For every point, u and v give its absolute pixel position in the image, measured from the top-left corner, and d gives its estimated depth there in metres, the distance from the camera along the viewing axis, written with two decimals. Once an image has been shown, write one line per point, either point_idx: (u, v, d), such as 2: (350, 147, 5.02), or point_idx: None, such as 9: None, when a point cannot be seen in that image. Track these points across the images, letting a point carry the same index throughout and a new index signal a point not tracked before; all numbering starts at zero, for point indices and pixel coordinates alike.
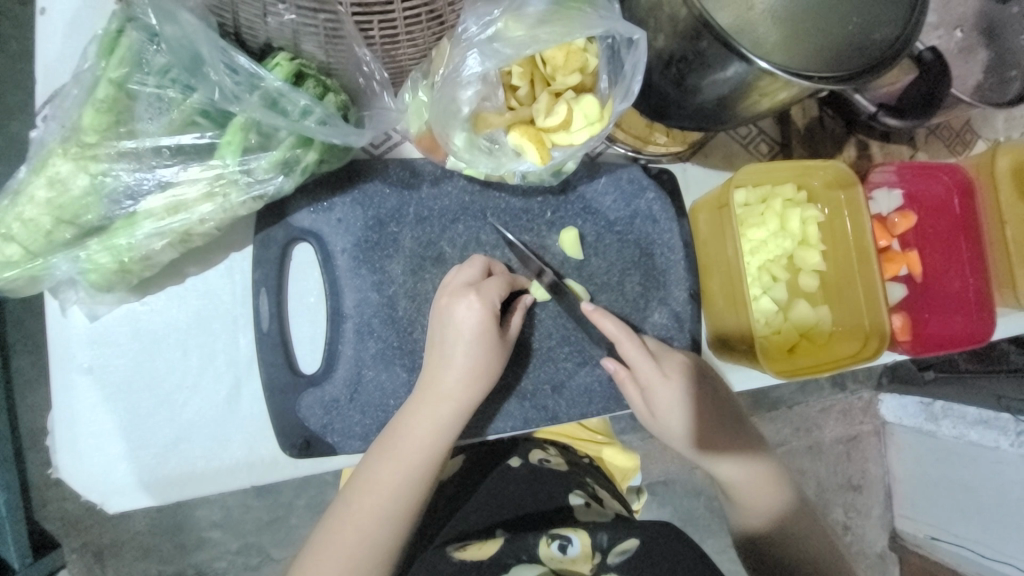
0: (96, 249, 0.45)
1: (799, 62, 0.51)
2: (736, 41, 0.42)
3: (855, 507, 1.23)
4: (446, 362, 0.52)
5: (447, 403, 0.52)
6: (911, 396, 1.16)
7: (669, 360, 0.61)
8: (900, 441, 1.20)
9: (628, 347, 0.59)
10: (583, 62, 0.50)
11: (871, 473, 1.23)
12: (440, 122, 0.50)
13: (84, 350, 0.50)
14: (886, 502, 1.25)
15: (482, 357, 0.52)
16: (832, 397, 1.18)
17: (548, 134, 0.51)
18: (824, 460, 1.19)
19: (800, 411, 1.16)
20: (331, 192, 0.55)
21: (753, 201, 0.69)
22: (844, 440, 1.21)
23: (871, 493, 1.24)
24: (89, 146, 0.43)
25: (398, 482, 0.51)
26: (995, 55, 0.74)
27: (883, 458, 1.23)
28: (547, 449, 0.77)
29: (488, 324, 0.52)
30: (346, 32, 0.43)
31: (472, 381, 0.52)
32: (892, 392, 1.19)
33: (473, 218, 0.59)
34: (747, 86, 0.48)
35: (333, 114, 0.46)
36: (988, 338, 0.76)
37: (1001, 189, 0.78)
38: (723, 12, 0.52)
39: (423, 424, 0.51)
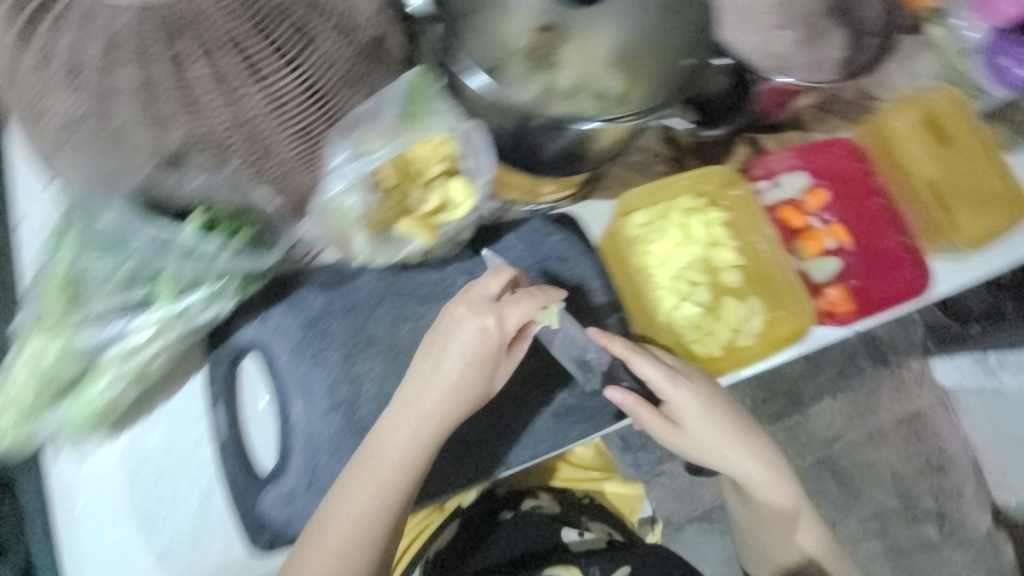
0: (72, 404, 0.54)
1: (641, 98, 0.59)
2: (565, 123, 0.58)
3: (943, 490, 1.33)
4: (429, 381, 0.58)
5: (443, 411, 0.58)
6: (964, 356, 1.26)
7: (695, 373, 0.69)
8: (966, 406, 1.31)
9: (643, 365, 0.65)
10: (447, 151, 0.59)
11: (948, 450, 1.33)
12: (341, 230, 0.59)
13: (79, 489, 0.59)
14: (976, 478, 1.32)
15: (461, 376, 0.58)
16: (873, 376, 1.32)
17: (433, 216, 0.60)
18: (887, 446, 1.33)
19: (846, 398, 1.32)
20: (265, 307, 0.63)
21: (651, 219, 0.75)
22: (908, 419, 1.33)
23: (957, 471, 1.33)
24: (58, 321, 0.53)
25: (387, 483, 0.57)
26: (845, 30, 0.78)
27: (959, 429, 1.34)
28: (540, 496, 0.88)
29: (488, 344, 0.58)
30: (246, 175, 0.55)
31: (451, 399, 0.58)
32: (942, 355, 1.32)
33: (393, 298, 0.67)
34: (583, 138, 0.61)
35: (243, 247, 0.56)
36: (927, 290, 0.77)
37: (909, 140, 0.83)
38: (568, 71, 0.59)
39: (419, 430, 0.57)
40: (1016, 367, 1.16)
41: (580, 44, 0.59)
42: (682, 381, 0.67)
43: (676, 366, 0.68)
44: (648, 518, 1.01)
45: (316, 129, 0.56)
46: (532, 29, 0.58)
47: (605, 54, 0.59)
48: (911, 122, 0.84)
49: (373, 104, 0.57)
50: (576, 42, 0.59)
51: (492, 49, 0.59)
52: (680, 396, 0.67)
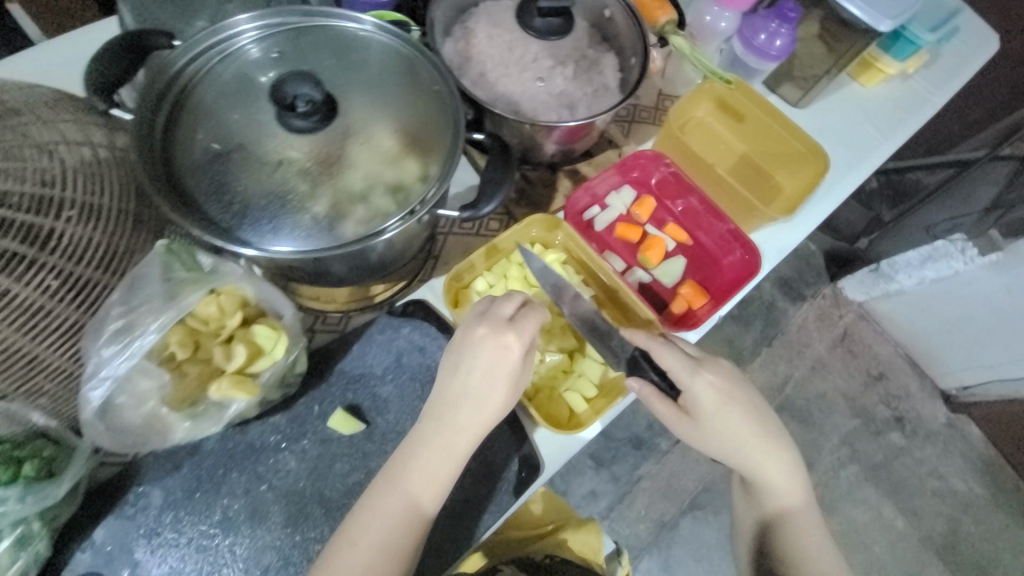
0: None
1: (426, 182, 0.61)
2: (362, 244, 0.57)
3: (892, 394, 1.50)
4: (412, 448, 0.59)
5: (435, 455, 0.59)
6: (858, 270, 1.46)
7: (716, 368, 0.68)
8: (882, 313, 1.49)
9: (666, 358, 0.66)
10: (236, 300, 0.56)
11: (882, 358, 1.52)
12: (149, 422, 0.55)
13: None
14: (917, 372, 1.52)
15: (451, 432, 0.59)
16: (799, 309, 1.53)
17: (246, 368, 0.57)
18: (834, 372, 1.50)
19: (784, 338, 1.51)
20: (92, 525, 0.57)
21: (495, 280, 0.76)
22: (839, 341, 1.52)
23: (898, 374, 1.52)
24: None
25: (382, 540, 0.56)
26: (610, 56, 0.84)
27: (883, 333, 1.54)
28: (504, 567, 0.89)
29: (510, 360, 0.59)
30: (15, 408, 0.51)
31: (435, 462, 0.59)
32: (845, 276, 1.51)
33: (244, 460, 0.61)
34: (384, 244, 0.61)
35: (37, 481, 0.52)
36: (758, 267, 0.81)
37: (712, 127, 0.94)
38: (355, 171, 0.60)
39: (414, 477, 0.58)
40: (908, 267, 1.32)
41: (362, 144, 0.60)
42: (699, 378, 0.66)
43: (695, 356, 0.69)
44: (613, 552, 0.99)
45: (71, 318, 0.51)
46: (308, 146, 0.58)
47: (385, 148, 0.61)
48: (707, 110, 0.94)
49: (126, 285, 0.52)
50: (361, 143, 0.60)
51: (270, 177, 0.58)
52: (694, 386, 0.66)
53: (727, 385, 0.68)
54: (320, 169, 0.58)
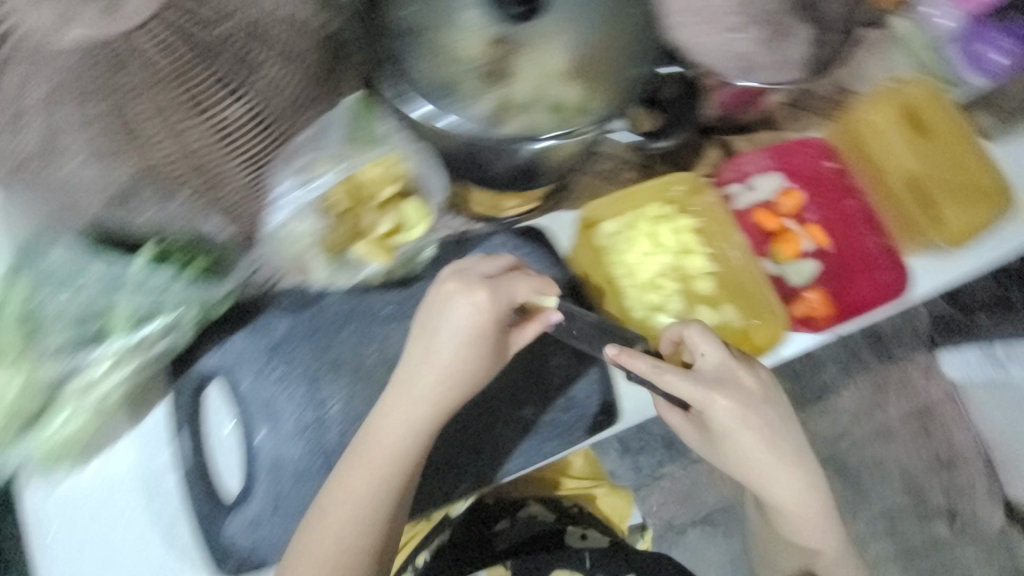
0: (36, 436, 0.55)
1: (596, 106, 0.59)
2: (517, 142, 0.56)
3: (954, 486, 1.27)
4: (384, 411, 0.57)
5: (408, 419, 0.56)
6: (970, 348, 1.23)
7: (729, 386, 0.63)
8: (975, 400, 1.26)
9: (676, 383, 0.60)
10: (399, 172, 0.60)
11: (957, 444, 1.28)
12: (297, 256, 0.60)
13: (50, 523, 0.58)
14: (988, 473, 1.27)
15: (404, 406, 0.56)
16: (881, 370, 1.29)
17: (390, 237, 0.60)
18: (900, 441, 1.28)
19: (850, 393, 1.28)
20: (227, 332, 0.64)
21: (620, 228, 0.73)
22: (914, 414, 1.28)
23: (967, 465, 1.27)
24: (9, 355, 0.53)
25: (369, 493, 0.55)
26: (807, 26, 0.77)
27: (965, 424, 1.28)
28: (533, 504, 0.92)
29: (506, 314, 0.57)
30: (197, 212, 0.55)
31: (416, 422, 0.56)
32: (950, 349, 1.27)
33: (359, 319, 0.66)
34: (539, 156, 0.60)
35: (199, 277, 0.57)
36: (904, 292, 0.75)
37: (888, 135, 0.80)
38: (522, 82, 0.59)
39: (389, 435, 0.56)
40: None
41: (539, 51, 0.59)
42: (710, 398, 0.62)
43: (711, 374, 0.63)
44: (637, 524, 1.00)
45: (259, 158, 0.56)
46: (485, 44, 0.58)
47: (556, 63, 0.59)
48: (887, 118, 0.80)
49: (308, 135, 0.58)
50: (532, 53, 0.59)
51: (447, 63, 0.57)
52: (706, 403, 0.62)
53: (739, 399, 0.63)
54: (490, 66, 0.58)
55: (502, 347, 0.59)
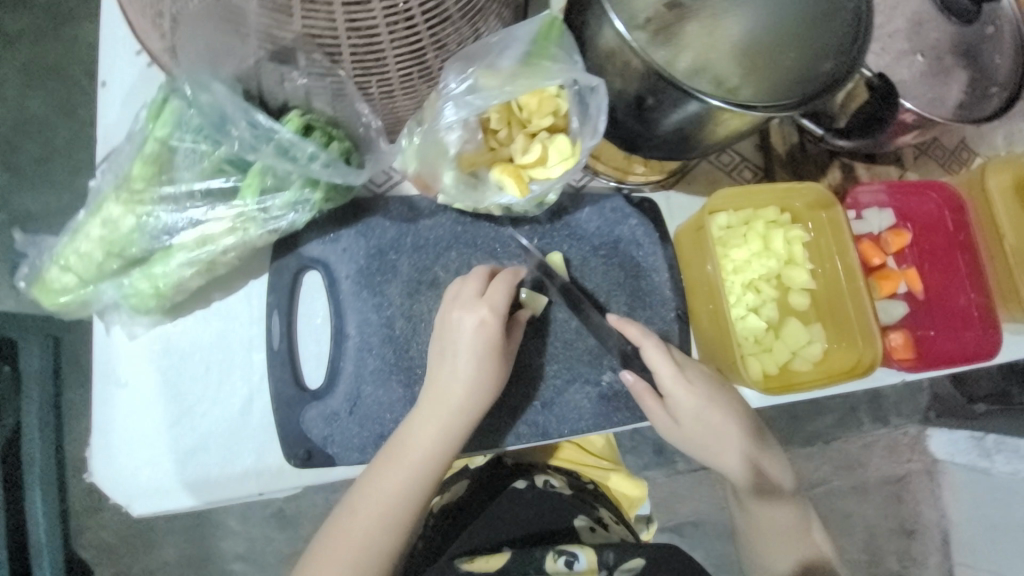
0: (138, 278, 0.53)
1: (757, 91, 0.57)
2: (684, 85, 0.48)
3: (908, 555, 1.25)
4: (450, 374, 0.56)
5: (462, 391, 0.55)
6: (961, 431, 1.21)
7: (693, 370, 0.63)
8: (953, 480, 1.23)
9: (651, 353, 0.61)
10: (555, 106, 0.57)
11: (924, 517, 1.25)
12: (431, 162, 0.58)
13: (122, 367, 0.57)
14: (943, 549, 1.25)
15: (474, 375, 0.56)
16: (874, 432, 1.23)
17: (527, 169, 0.57)
18: (871, 501, 1.24)
19: (838, 446, 1.22)
20: (338, 226, 0.62)
21: (735, 223, 0.71)
22: (891, 480, 1.25)
23: (926, 539, 1.25)
24: (136, 191, 0.51)
25: (402, 490, 0.54)
26: (970, 74, 0.75)
27: (938, 501, 1.26)
28: (550, 474, 0.79)
29: (494, 333, 0.56)
30: (348, 91, 0.50)
31: (473, 392, 0.56)
32: (941, 427, 1.24)
33: (465, 246, 0.65)
34: (702, 120, 0.53)
35: (336, 158, 0.53)
36: (994, 356, 0.74)
37: (997, 205, 0.78)
38: (684, 55, 0.59)
39: (425, 434, 0.55)
40: (1011, 454, 1.13)
41: (710, 28, 0.58)
42: (680, 375, 0.62)
43: (679, 357, 0.63)
44: (643, 516, 0.92)
45: (427, 60, 0.50)
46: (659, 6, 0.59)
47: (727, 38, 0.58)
48: (1000, 186, 0.78)
49: (499, 40, 0.54)
50: (701, 23, 0.59)
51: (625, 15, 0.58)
52: (677, 387, 0.62)
53: (704, 380, 0.63)
54: (656, 34, 0.59)
55: (511, 344, 0.59)
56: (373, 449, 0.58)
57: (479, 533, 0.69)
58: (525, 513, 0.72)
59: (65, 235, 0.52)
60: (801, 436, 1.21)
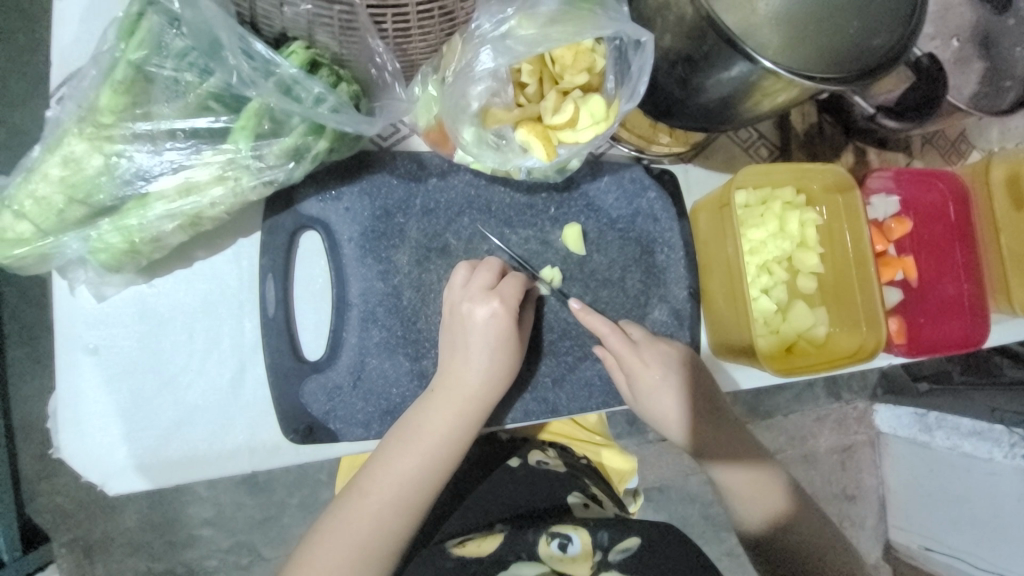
0: (107, 229, 0.46)
1: (806, 65, 0.52)
2: (741, 40, 0.43)
3: (850, 519, 1.27)
4: (469, 363, 0.53)
5: (480, 379, 0.53)
6: (907, 407, 1.20)
7: (667, 363, 0.62)
8: (894, 451, 1.25)
9: (610, 338, 0.60)
10: (591, 63, 0.51)
11: (865, 484, 1.27)
12: (451, 115, 0.52)
13: (91, 329, 0.50)
14: (880, 512, 1.29)
15: (496, 362, 0.54)
16: (825, 407, 1.22)
17: (555, 132, 0.52)
18: (819, 469, 1.23)
19: (794, 419, 1.21)
20: (340, 181, 0.55)
21: (753, 202, 0.69)
22: (839, 450, 1.25)
23: (867, 504, 1.28)
24: (105, 126, 0.43)
25: (409, 479, 0.51)
26: (990, 65, 0.74)
27: (878, 468, 1.28)
28: (545, 451, 0.78)
29: (508, 325, 0.54)
30: (360, 25, 0.43)
31: (495, 382, 0.54)
32: (888, 403, 1.24)
33: (478, 211, 0.60)
34: (750, 86, 0.48)
35: (345, 102, 0.47)
36: (982, 342, 0.77)
37: (995, 198, 0.80)
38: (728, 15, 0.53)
39: (446, 417, 0.52)
40: (952, 430, 1.11)
41: None
42: (634, 353, 0.61)
43: (640, 339, 0.62)
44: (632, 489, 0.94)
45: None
46: None
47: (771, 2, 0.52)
48: (1000, 179, 0.79)
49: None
50: None
51: None
52: (635, 365, 0.61)
53: (664, 359, 0.62)
54: None
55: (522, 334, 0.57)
56: (379, 426, 0.54)
57: (472, 514, 0.69)
58: (518, 493, 0.71)
59: (17, 174, 0.44)
60: (764, 410, 1.19)
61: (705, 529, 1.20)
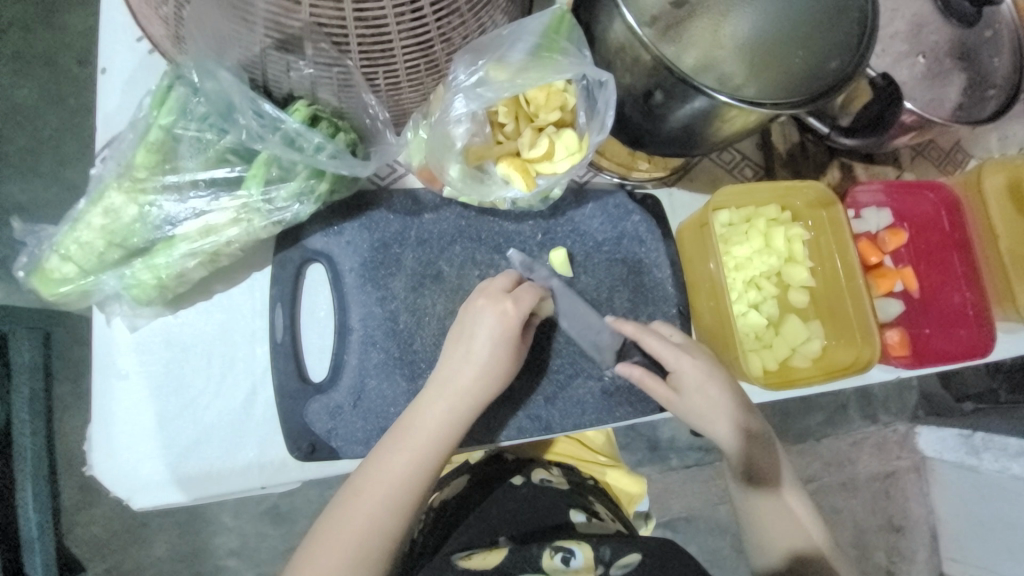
0: (139, 268, 0.52)
1: (769, 92, 0.56)
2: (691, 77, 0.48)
3: (898, 550, 1.20)
4: (456, 374, 0.56)
5: (469, 389, 0.56)
6: (950, 428, 1.14)
7: (718, 373, 0.63)
8: (941, 477, 1.18)
9: (651, 339, 0.63)
10: (563, 101, 0.57)
11: (913, 513, 1.20)
12: (437, 156, 0.58)
13: (122, 357, 0.56)
14: (932, 545, 1.21)
15: (484, 374, 0.56)
16: (862, 430, 1.18)
17: (533, 164, 0.58)
18: (858, 497, 1.18)
19: (828, 444, 1.17)
20: (342, 218, 0.61)
21: (736, 221, 0.72)
22: (881, 477, 1.19)
23: (915, 535, 1.21)
24: (139, 180, 0.50)
25: (404, 480, 0.53)
26: (968, 76, 0.76)
27: (926, 497, 1.21)
28: (550, 470, 0.80)
29: (508, 335, 0.57)
30: (355, 82, 0.50)
31: (482, 392, 0.56)
32: (930, 424, 1.19)
33: (469, 240, 0.65)
34: (710, 114, 0.52)
35: (342, 148, 0.53)
36: (990, 351, 0.75)
37: (992, 205, 0.79)
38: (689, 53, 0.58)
39: (436, 426, 0.55)
40: (1000, 451, 1.06)
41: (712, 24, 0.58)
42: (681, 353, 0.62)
43: (680, 342, 0.64)
44: (644, 513, 0.93)
45: (434, 53, 0.50)
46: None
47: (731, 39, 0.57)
48: (995, 187, 0.79)
49: (509, 35, 0.55)
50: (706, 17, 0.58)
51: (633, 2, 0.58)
52: (682, 367, 0.62)
53: (710, 362, 0.63)
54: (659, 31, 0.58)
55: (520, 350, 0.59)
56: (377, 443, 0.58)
57: (473, 530, 0.70)
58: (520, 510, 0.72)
59: (66, 224, 0.52)
60: (793, 434, 1.16)
61: (737, 561, 1.16)
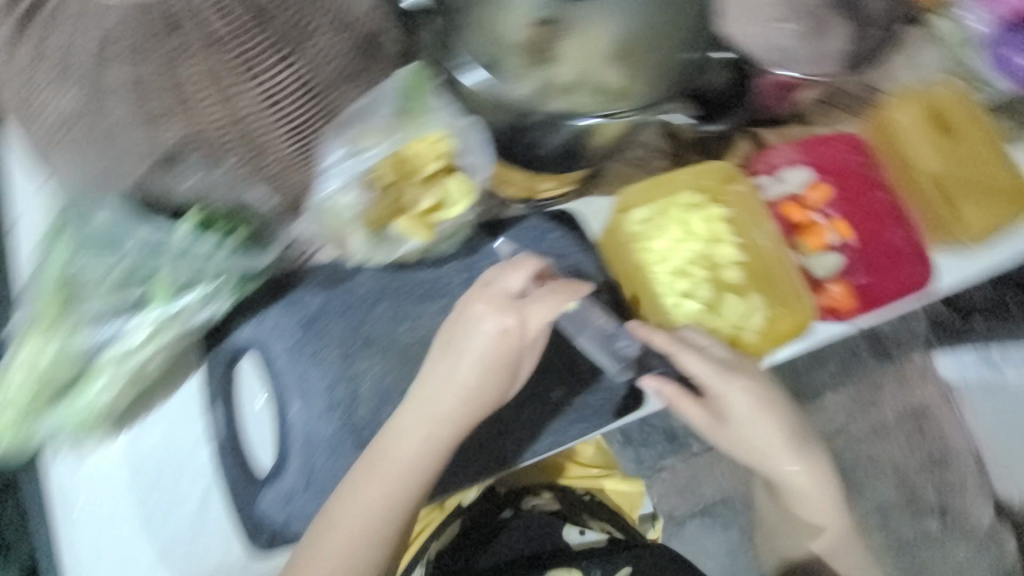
0: (69, 404, 0.55)
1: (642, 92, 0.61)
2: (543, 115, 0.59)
3: None
4: (405, 424, 0.56)
5: (439, 423, 0.56)
6: (967, 350, 1.08)
7: (735, 371, 0.68)
8: (975, 401, 1.09)
9: (683, 354, 0.66)
10: (443, 149, 0.59)
11: (955, 446, 1.13)
12: (336, 229, 0.60)
13: (73, 493, 0.58)
14: None
15: (458, 402, 0.56)
16: (879, 371, 1.11)
17: (429, 215, 0.60)
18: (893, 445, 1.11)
19: (847, 393, 1.10)
20: (260, 308, 0.63)
21: (654, 215, 0.73)
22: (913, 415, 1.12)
23: (965, 469, 1.12)
24: (57, 321, 0.55)
25: (362, 534, 0.55)
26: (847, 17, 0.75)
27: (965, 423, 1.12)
28: (540, 494, 0.80)
29: (507, 345, 0.56)
30: (240, 180, 0.55)
31: (444, 428, 0.57)
32: (946, 349, 1.10)
33: (391, 297, 0.65)
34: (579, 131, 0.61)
35: (237, 246, 0.57)
36: (926, 286, 0.76)
37: (900, 141, 0.79)
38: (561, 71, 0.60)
39: (400, 471, 0.56)
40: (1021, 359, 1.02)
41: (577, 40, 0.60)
42: (699, 363, 0.66)
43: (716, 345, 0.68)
44: (648, 514, 0.91)
45: (313, 134, 0.56)
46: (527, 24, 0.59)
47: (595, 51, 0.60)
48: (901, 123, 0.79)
49: (369, 102, 0.57)
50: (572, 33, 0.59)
51: (494, 41, 0.60)
52: (703, 373, 0.66)
53: (724, 359, 0.68)
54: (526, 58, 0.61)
55: (519, 364, 0.59)
56: None
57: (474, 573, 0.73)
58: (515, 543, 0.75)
59: None
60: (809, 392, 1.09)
61: None
